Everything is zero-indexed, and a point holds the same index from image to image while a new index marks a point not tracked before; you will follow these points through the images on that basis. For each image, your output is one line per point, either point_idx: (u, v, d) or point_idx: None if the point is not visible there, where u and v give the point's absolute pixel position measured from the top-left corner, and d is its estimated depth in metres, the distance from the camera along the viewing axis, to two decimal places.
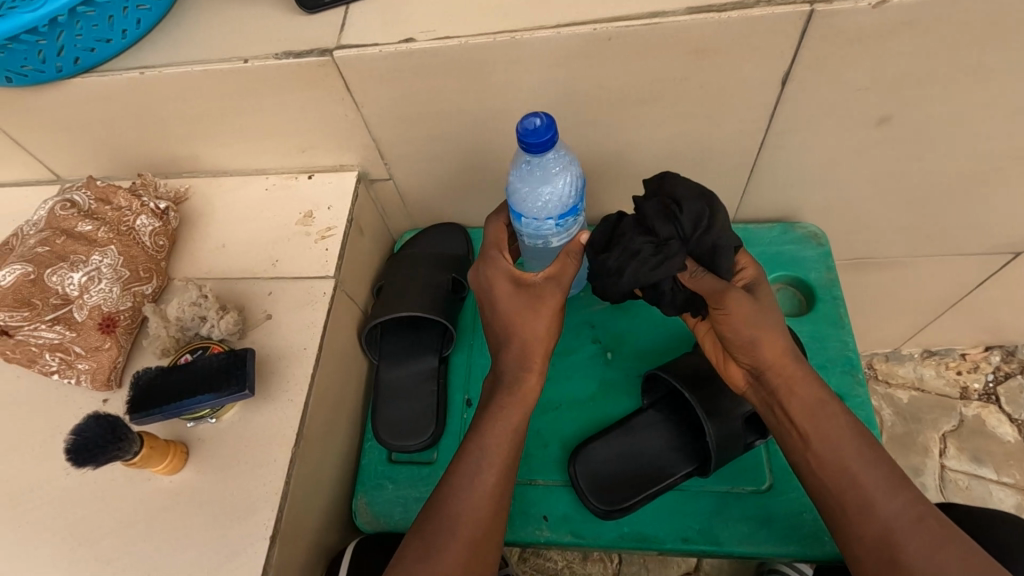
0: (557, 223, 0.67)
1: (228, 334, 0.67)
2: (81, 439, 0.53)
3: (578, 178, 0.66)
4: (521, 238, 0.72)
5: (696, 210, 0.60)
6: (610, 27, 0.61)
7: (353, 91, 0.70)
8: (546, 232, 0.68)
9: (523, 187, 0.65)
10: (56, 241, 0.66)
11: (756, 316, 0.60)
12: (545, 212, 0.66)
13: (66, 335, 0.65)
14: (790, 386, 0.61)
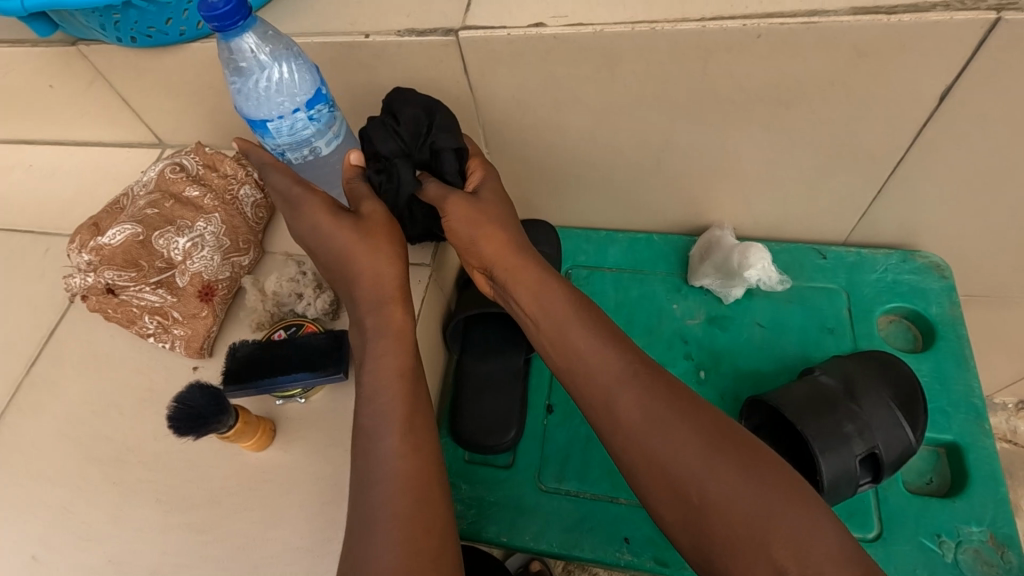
0: (310, 115, 0.55)
1: (321, 313, 0.66)
2: (187, 407, 0.52)
3: (305, 62, 0.55)
4: (286, 151, 0.57)
5: (413, 117, 0.64)
6: (763, 23, 0.57)
7: (470, 75, 0.68)
8: (306, 132, 0.56)
9: (245, 90, 0.55)
10: (164, 204, 0.66)
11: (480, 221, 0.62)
12: (289, 103, 0.54)
13: (167, 300, 0.64)
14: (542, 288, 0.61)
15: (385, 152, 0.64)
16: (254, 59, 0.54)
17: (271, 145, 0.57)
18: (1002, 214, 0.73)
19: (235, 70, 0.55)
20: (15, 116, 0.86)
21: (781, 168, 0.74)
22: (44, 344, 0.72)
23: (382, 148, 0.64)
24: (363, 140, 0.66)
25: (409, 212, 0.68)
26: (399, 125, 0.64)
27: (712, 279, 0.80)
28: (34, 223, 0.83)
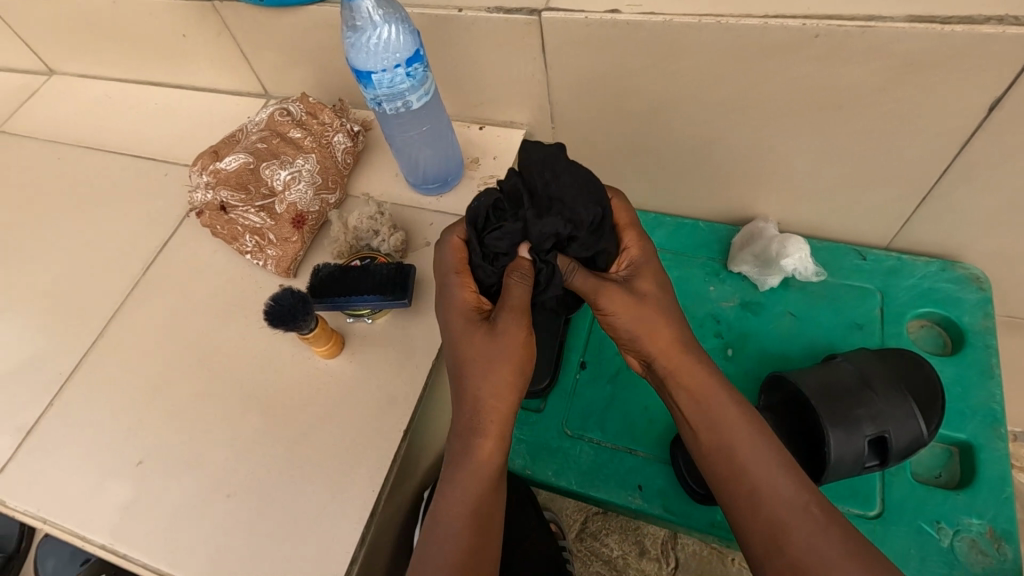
0: (408, 72, 0.64)
1: (393, 249, 0.75)
2: (281, 304, 0.62)
3: (408, 25, 0.64)
4: (382, 103, 0.66)
5: (593, 209, 0.59)
6: (821, 24, 0.61)
7: (547, 53, 0.75)
8: (402, 87, 0.65)
9: (357, 46, 0.64)
10: (272, 141, 0.77)
11: (637, 297, 0.59)
12: (392, 59, 0.63)
13: (266, 223, 0.75)
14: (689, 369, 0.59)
15: (523, 232, 0.58)
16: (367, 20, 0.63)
17: (370, 96, 0.66)
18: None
19: (351, 28, 0.64)
20: (151, 59, 1.00)
21: (828, 168, 0.78)
22: (157, 252, 0.84)
23: (512, 233, 0.58)
24: (483, 207, 0.60)
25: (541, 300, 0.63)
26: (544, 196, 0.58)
27: (749, 266, 0.85)
28: (156, 152, 0.97)
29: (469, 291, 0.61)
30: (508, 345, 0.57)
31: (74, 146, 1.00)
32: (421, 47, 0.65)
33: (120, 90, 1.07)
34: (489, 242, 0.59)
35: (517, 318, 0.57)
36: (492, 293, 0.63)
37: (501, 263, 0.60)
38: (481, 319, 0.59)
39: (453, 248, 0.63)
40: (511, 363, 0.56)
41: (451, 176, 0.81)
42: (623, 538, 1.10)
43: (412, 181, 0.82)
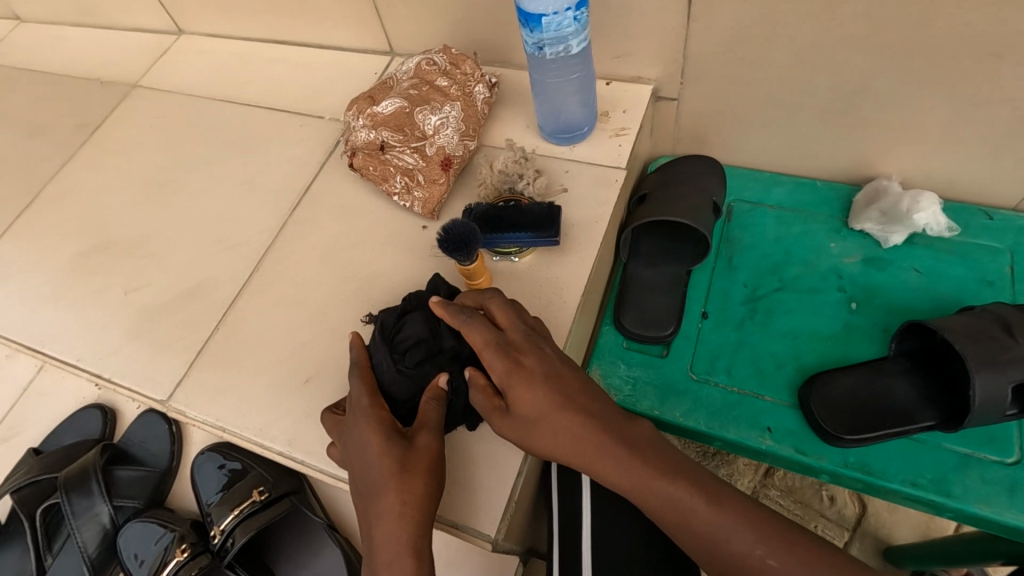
0: (576, 16, 0.67)
1: (537, 192, 0.78)
2: (456, 231, 0.66)
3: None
4: (545, 47, 0.70)
5: (414, 334, 0.63)
6: None
7: (694, 4, 0.77)
8: (567, 31, 0.68)
9: None
10: (422, 88, 0.81)
11: (515, 366, 0.58)
12: (564, 2, 0.66)
13: (416, 164, 0.79)
14: (549, 428, 0.56)
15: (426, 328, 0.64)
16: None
17: (533, 40, 0.69)
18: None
19: None
20: (283, 16, 1.05)
21: (969, 123, 0.78)
22: (301, 196, 0.89)
23: (416, 344, 0.63)
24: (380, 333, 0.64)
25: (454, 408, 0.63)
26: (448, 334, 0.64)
27: (874, 224, 0.86)
28: (288, 104, 1.02)
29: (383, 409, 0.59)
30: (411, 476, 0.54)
31: (210, 99, 1.06)
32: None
33: (248, 48, 1.12)
34: (392, 387, 0.63)
35: (435, 432, 0.58)
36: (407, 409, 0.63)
37: (416, 375, 0.63)
38: (397, 435, 0.57)
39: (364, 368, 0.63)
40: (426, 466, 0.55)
41: (585, 126, 0.84)
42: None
43: (547, 130, 0.85)
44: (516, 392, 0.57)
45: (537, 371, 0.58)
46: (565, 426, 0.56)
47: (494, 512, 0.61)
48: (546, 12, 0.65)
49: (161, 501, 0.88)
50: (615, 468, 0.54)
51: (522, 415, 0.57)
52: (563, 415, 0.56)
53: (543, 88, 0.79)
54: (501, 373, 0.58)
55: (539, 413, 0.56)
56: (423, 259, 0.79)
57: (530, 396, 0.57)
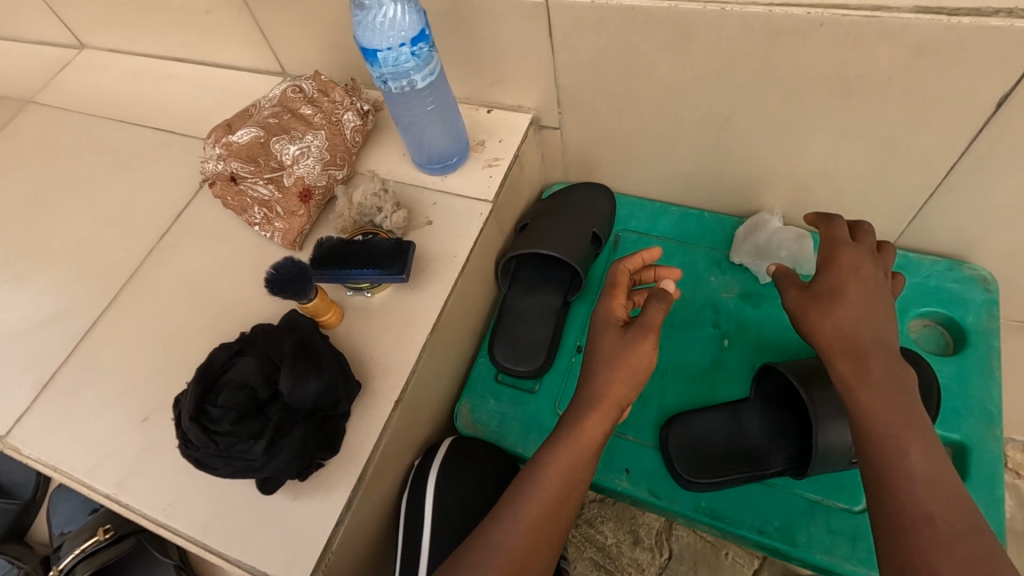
0: (413, 51, 0.65)
1: (395, 226, 0.76)
2: (279, 273, 0.64)
3: (414, 4, 0.65)
4: (388, 82, 0.68)
5: (242, 374, 0.59)
6: (827, 12, 0.61)
7: (554, 36, 0.76)
8: (406, 66, 0.66)
9: (364, 24, 0.65)
10: (284, 117, 0.79)
11: (842, 282, 0.64)
12: (397, 37, 0.64)
13: (275, 196, 0.77)
14: (826, 310, 0.63)
15: (256, 370, 0.60)
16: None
17: (376, 74, 0.68)
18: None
19: (357, 6, 0.65)
20: (176, 35, 1.03)
21: (832, 160, 0.77)
22: (173, 222, 0.88)
23: (239, 386, 0.59)
24: (203, 370, 0.60)
25: (266, 462, 0.58)
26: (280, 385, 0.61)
27: (749, 258, 0.85)
28: (177, 126, 1.00)
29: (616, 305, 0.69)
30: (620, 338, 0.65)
31: (102, 118, 1.05)
32: (427, 25, 0.66)
33: (147, 65, 1.10)
34: (192, 427, 0.56)
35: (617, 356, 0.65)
36: (210, 455, 0.57)
37: (224, 420, 0.57)
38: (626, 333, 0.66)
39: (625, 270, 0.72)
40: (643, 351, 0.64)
41: (457, 157, 0.82)
42: (619, 527, 1.03)
43: (419, 160, 0.83)
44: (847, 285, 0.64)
45: (851, 260, 0.65)
46: (846, 304, 0.63)
47: (307, 561, 0.60)
48: (377, 48, 0.63)
49: (22, 532, 0.86)
50: (878, 379, 0.58)
51: (821, 294, 0.65)
52: (857, 318, 0.62)
53: (403, 119, 0.77)
54: (855, 312, 0.62)
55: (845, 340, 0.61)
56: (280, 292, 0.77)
57: (831, 311, 0.63)
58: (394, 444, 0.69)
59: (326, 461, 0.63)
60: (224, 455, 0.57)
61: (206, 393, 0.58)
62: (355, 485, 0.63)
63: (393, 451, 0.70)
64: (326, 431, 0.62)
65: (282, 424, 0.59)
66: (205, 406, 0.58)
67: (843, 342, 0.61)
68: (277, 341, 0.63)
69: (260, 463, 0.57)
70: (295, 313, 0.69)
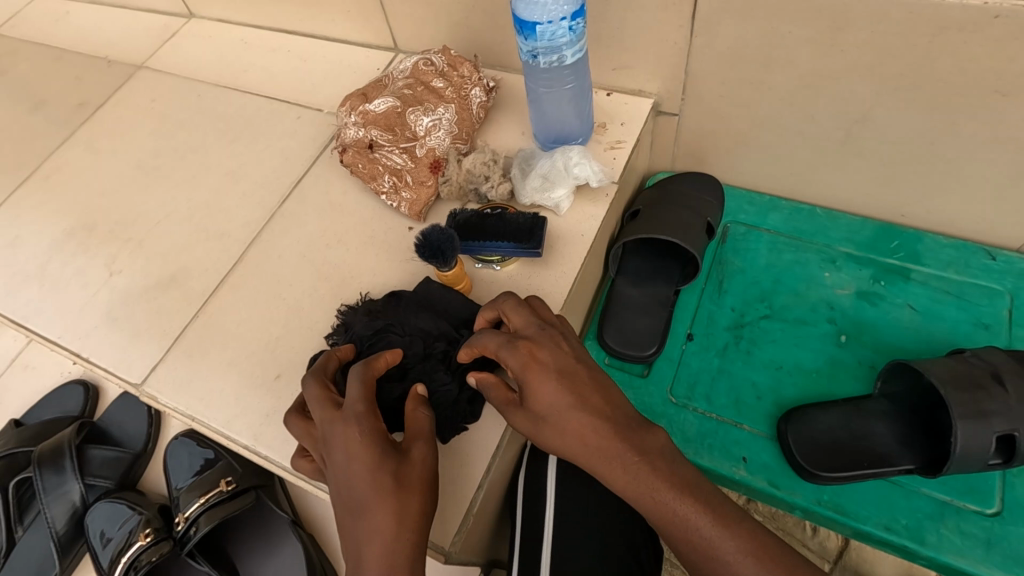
0: (571, 27, 0.65)
1: (500, 197, 0.78)
2: (427, 241, 0.65)
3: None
4: (538, 56, 0.68)
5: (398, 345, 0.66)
6: (1004, 3, 0.60)
7: (696, 21, 0.75)
8: (561, 42, 0.66)
9: None
10: (417, 89, 0.80)
11: (528, 360, 0.56)
12: (559, 11, 0.64)
13: (405, 165, 0.78)
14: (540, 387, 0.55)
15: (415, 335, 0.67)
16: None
17: (527, 48, 0.68)
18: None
19: None
20: (292, 6, 1.04)
21: (973, 160, 0.75)
22: (292, 188, 0.90)
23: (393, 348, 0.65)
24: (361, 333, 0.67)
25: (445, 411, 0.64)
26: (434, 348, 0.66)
27: (537, 191, 0.77)
28: (289, 97, 1.02)
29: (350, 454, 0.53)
30: (393, 477, 0.51)
31: (215, 86, 1.07)
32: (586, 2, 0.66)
33: (256, 36, 1.12)
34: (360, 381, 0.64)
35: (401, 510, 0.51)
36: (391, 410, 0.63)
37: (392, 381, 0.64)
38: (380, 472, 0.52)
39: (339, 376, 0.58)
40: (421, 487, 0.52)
41: (580, 138, 0.83)
42: None
43: (540, 140, 0.83)
44: (512, 359, 0.57)
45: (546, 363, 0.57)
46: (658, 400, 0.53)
47: (448, 523, 0.60)
48: (539, 20, 0.64)
49: (133, 483, 0.89)
50: None
51: (534, 411, 0.55)
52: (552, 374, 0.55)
53: (537, 97, 0.77)
54: (593, 408, 0.54)
55: (554, 413, 0.54)
56: (405, 262, 0.78)
57: (542, 387, 0.55)
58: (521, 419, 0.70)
59: (469, 427, 0.65)
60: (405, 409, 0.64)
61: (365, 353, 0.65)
62: (493, 454, 0.64)
63: None
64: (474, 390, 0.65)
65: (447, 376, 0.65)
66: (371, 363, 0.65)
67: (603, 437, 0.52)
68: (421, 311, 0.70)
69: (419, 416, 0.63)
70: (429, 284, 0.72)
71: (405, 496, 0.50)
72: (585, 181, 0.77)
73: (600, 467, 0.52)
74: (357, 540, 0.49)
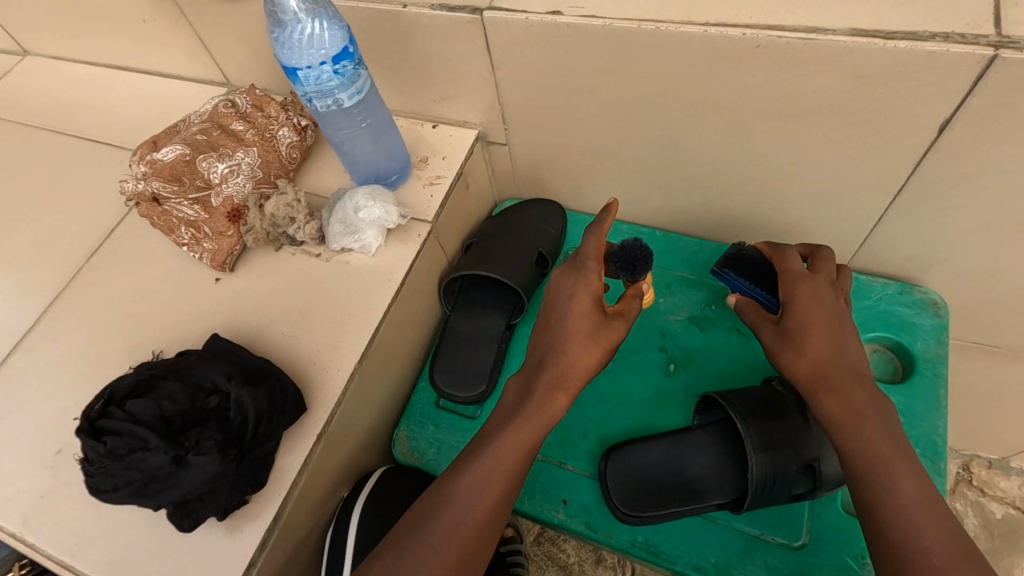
0: (335, 70, 0.62)
1: (308, 237, 0.76)
2: (630, 249, 0.76)
3: (337, 20, 0.62)
4: (311, 101, 0.65)
5: (172, 403, 0.59)
6: (762, 34, 0.58)
7: (492, 53, 0.73)
8: (329, 85, 0.63)
9: (284, 42, 0.62)
10: (213, 133, 0.76)
11: (809, 296, 0.66)
12: (317, 55, 0.61)
13: (200, 216, 0.74)
14: (803, 317, 0.65)
15: (188, 399, 0.60)
16: (290, 14, 0.61)
17: (299, 93, 0.65)
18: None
19: (275, 25, 0.62)
20: (118, 43, 0.98)
21: (779, 182, 0.75)
22: (103, 239, 0.85)
23: (163, 403, 0.59)
24: (126, 388, 0.60)
25: (223, 482, 0.58)
26: (207, 406, 0.61)
27: (341, 238, 0.74)
28: (115, 139, 0.97)
29: (577, 303, 0.71)
30: (600, 321, 0.70)
31: (43, 129, 1.01)
32: (351, 42, 0.63)
33: (88, 73, 1.06)
34: (115, 442, 0.56)
35: (585, 345, 0.69)
36: (151, 483, 0.56)
37: (152, 455, 0.56)
38: (598, 309, 0.70)
39: (603, 240, 0.73)
40: (606, 344, 0.70)
41: (396, 175, 0.80)
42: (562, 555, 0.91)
43: (356, 179, 0.80)
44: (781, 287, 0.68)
45: (806, 297, 0.66)
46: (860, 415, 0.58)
47: None
48: (294, 66, 0.60)
49: None
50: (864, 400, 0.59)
51: (786, 325, 0.66)
52: (815, 313, 0.65)
53: (335, 139, 0.74)
54: (849, 342, 0.63)
55: (808, 328, 0.64)
56: (208, 318, 0.74)
57: (842, 331, 0.64)
58: (316, 480, 0.67)
59: (250, 498, 0.62)
60: (167, 485, 0.56)
61: (128, 407, 0.58)
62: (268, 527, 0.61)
63: (316, 485, 0.67)
64: (255, 459, 0.61)
65: (227, 440, 0.59)
66: (133, 419, 0.58)
67: (837, 362, 0.62)
68: (204, 363, 0.63)
69: (183, 482, 0.56)
70: (223, 341, 0.68)
71: (601, 340, 0.70)
72: (380, 223, 0.73)
73: (839, 399, 0.60)
74: (560, 363, 0.68)
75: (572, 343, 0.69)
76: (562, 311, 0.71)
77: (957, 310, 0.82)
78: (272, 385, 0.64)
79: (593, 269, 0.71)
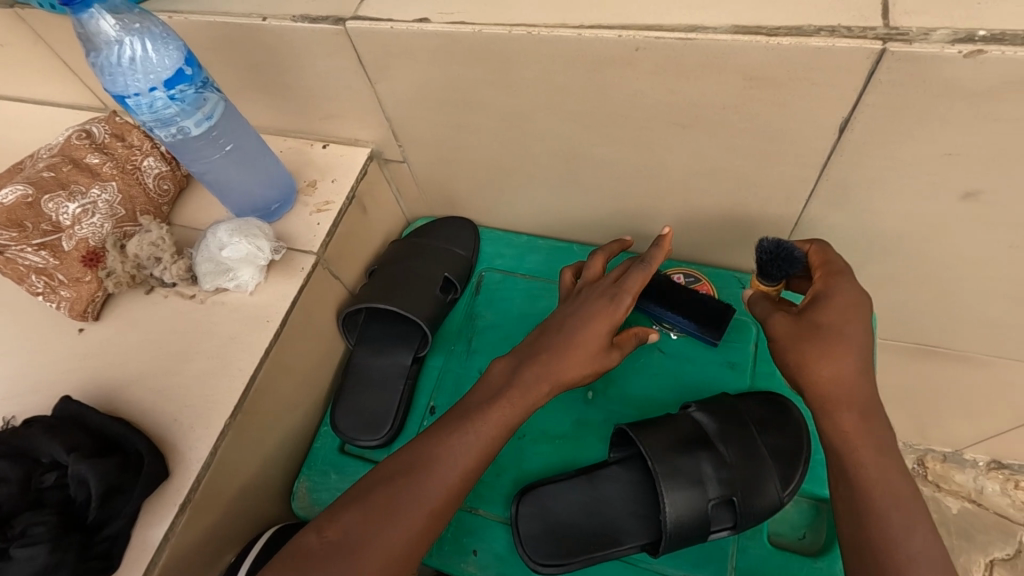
0: (171, 96, 0.55)
1: (178, 278, 0.69)
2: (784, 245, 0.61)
3: (169, 40, 0.55)
4: (153, 130, 0.58)
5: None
6: (639, 35, 0.53)
7: (367, 67, 0.66)
8: (168, 112, 0.56)
9: (108, 67, 0.55)
10: (63, 169, 0.70)
11: (846, 297, 0.56)
12: (146, 81, 0.54)
13: (51, 262, 0.67)
14: (848, 324, 0.55)
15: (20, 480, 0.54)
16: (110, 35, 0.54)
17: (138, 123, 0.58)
18: (945, 263, 0.65)
19: (94, 49, 0.55)
20: None
21: (689, 191, 0.69)
22: None
23: None
24: None
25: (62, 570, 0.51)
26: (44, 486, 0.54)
27: (211, 278, 0.67)
28: None
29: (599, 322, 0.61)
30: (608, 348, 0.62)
31: None
32: (189, 64, 0.56)
33: None
34: None
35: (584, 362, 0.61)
36: None
37: None
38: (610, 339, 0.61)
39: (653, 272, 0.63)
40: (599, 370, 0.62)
41: (279, 204, 0.73)
42: None
43: (234, 208, 0.73)
44: (816, 282, 0.59)
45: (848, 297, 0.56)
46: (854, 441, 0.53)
47: None
48: (118, 95, 0.53)
49: None
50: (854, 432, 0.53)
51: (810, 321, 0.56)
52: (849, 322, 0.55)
53: (201, 170, 0.67)
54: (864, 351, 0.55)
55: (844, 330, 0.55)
56: (66, 374, 0.67)
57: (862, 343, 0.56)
58: (187, 554, 0.60)
59: None
60: None
61: None
62: None
63: (186, 557, 0.60)
64: (103, 539, 0.54)
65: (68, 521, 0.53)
66: None
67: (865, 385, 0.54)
68: (38, 435, 0.56)
69: None
70: (71, 403, 0.60)
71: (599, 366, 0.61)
72: (251, 258, 0.67)
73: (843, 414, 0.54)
74: (557, 369, 0.60)
75: (575, 356, 0.60)
76: (576, 322, 0.62)
77: (889, 312, 0.78)
78: (126, 452, 0.58)
79: (629, 298, 0.61)
